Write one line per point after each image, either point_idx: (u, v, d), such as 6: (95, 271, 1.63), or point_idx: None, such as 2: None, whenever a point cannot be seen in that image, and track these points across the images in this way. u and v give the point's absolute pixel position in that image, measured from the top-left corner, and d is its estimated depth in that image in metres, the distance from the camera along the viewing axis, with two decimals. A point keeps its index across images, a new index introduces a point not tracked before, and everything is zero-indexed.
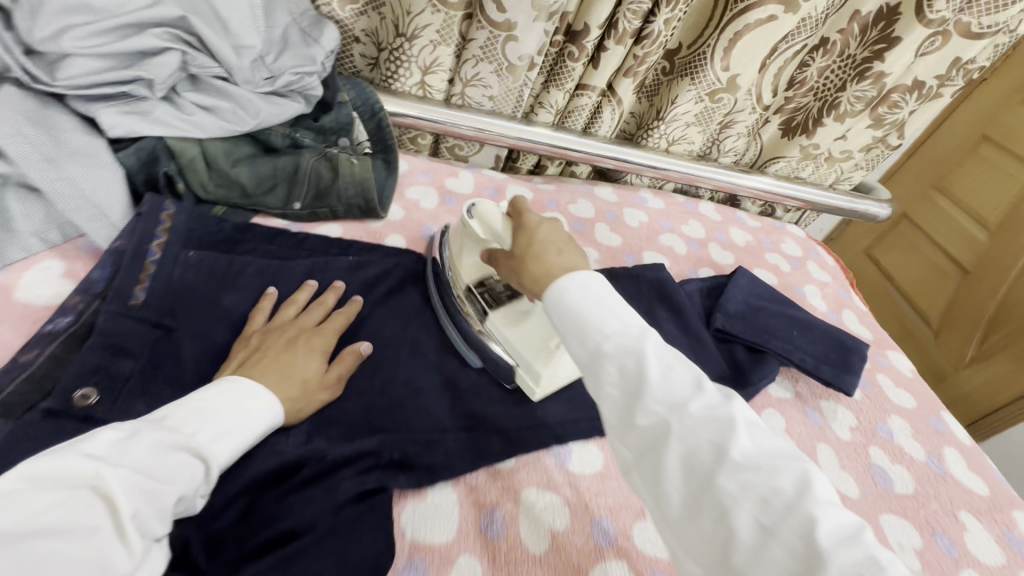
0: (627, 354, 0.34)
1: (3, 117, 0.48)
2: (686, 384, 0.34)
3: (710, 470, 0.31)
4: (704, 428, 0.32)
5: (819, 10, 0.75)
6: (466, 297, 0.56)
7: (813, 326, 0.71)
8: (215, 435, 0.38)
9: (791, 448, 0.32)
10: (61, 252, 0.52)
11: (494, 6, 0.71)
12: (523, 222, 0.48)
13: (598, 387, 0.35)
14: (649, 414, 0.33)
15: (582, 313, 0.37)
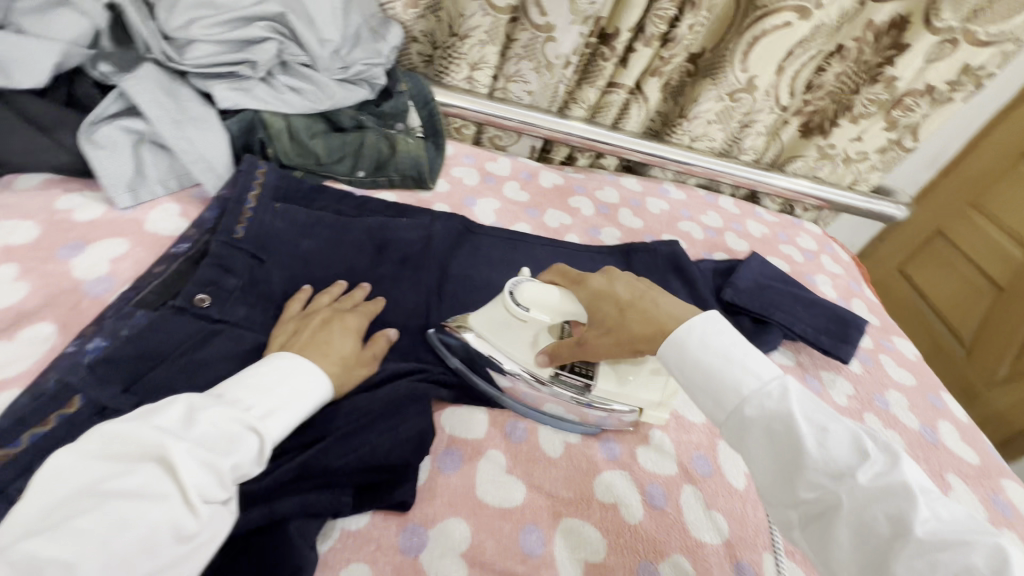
0: (773, 418, 0.39)
1: (146, 87, 0.61)
2: (846, 450, 0.37)
3: (889, 541, 0.33)
4: (876, 500, 0.34)
5: (832, 18, 0.83)
6: (558, 381, 0.54)
7: (816, 303, 0.78)
8: (270, 412, 0.40)
9: (975, 518, 0.33)
10: (177, 198, 0.64)
11: (537, 11, 0.82)
12: (597, 290, 0.51)
13: (748, 449, 0.40)
14: (812, 483, 0.36)
15: (717, 375, 0.42)
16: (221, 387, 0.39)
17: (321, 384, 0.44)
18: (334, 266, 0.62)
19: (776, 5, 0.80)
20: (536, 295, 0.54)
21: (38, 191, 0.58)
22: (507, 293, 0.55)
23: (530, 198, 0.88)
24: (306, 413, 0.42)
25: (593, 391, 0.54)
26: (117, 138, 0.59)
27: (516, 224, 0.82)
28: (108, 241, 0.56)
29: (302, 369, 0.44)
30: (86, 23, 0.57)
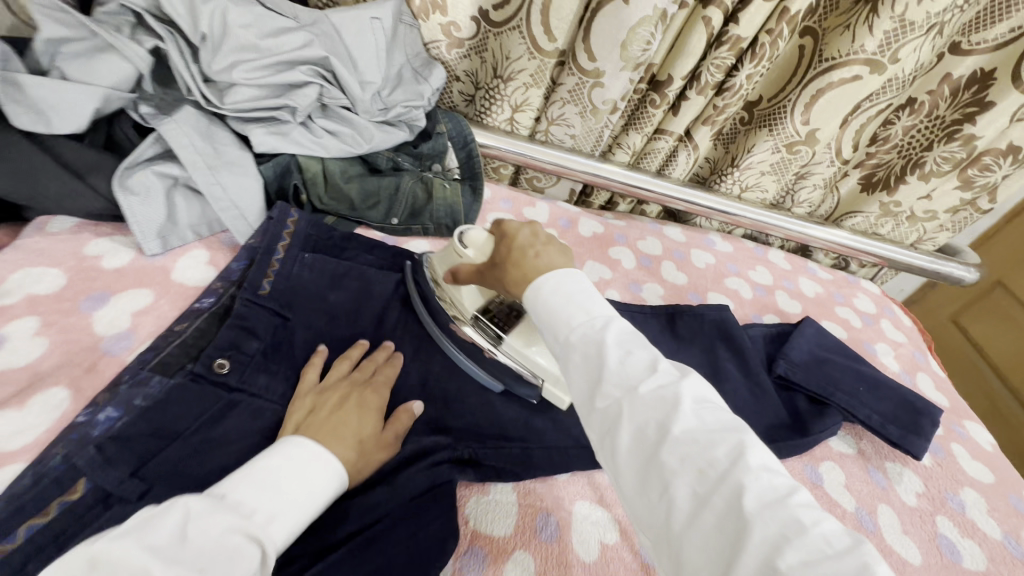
0: (587, 342, 0.35)
1: (183, 131, 0.59)
2: (640, 366, 0.34)
3: (654, 444, 0.31)
4: (651, 408, 0.32)
5: (907, 70, 0.76)
6: (476, 327, 0.58)
7: (882, 384, 0.70)
8: (275, 517, 0.36)
9: (734, 417, 0.33)
10: (207, 243, 0.62)
11: (586, 55, 0.78)
12: (505, 231, 0.49)
13: (565, 372, 0.36)
14: (606, 397, 0.34)
15: (552, 308, 0.38)
16: (226, 485, 0.36)
17: (336, 472, 0.41)
18: (360, 323, 0.59)
19: (845, 57, 0.74)
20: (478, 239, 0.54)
21: (69, 234, 0.57)
22: (459, 235, 0.56)
23: None
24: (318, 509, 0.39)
25: (502, 345, 0.57)
26: (150, 183, 0.57)
27: None
28: (133, 292, 0.54)
29: (313, 457, 0.40)
30: (129, 68, 0.57)
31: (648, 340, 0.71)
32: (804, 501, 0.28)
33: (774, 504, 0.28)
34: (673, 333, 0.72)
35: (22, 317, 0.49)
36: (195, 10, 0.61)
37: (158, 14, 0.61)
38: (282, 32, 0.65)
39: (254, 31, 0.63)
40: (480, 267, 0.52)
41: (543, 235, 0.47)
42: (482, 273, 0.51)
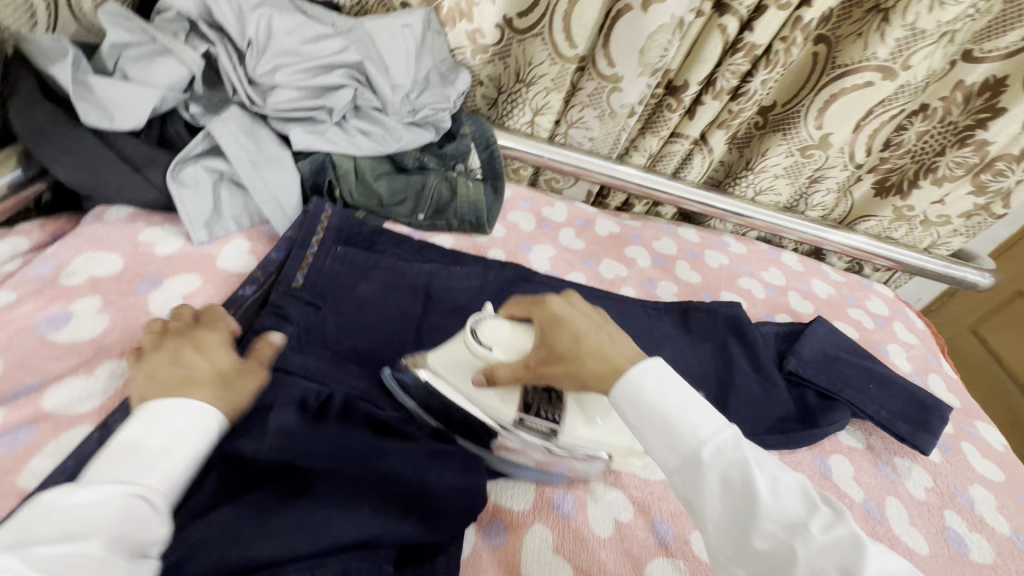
0: (729, 465, 0.38)
1: (229, 130, 0.63)
2: (794, 499, 0.37)
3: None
4: (828, 551, 0.34)
5: (918, 78, 0.78)
6: (520, 429, 0.52)
7: (892, 382, 0.72)
8: (112, 470, 0.40)
9: (907, 565, 0.34)
10: (248, 234, 0.66)
11: (605, 61, 0.81)
12: (555, 317, 0.50)
13: (699, 491, 0.38)
14: (765, 531, 0.36)
15: (670, 418, 0.41)
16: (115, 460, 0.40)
17: (186, 407, 0.44)
18: (387, 311, 0.62)
19: (857, 63, 0.77)
20: (500, 333, 0.53)
21: (124, 223, 0.61)
22: (472, 331, 0.54)
23: (586, 247, 0.86)
24: (196, 455, 0.44)
25: (558, 438, 0.52)
26: (200, 176, 0.62)
27: (570, 273, 0.81)
28: (182, 276, 0.59)
29: (168, 414, 0.44)
30: (184, 71, 0.61)
31: (661, 335, 0.73)
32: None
33: None
34: (686, 328, 0.75)
35: (85, 296, 0.54)
36: (243, 18, 0.66)
37: (210, 21, 0.67)
38: (320, 39, 0.70)
39: (296, 37, 0.68)
40: (531, 360, 0.50)
41: (585, 314, 0.50)
42: (535, 367, 0.50)
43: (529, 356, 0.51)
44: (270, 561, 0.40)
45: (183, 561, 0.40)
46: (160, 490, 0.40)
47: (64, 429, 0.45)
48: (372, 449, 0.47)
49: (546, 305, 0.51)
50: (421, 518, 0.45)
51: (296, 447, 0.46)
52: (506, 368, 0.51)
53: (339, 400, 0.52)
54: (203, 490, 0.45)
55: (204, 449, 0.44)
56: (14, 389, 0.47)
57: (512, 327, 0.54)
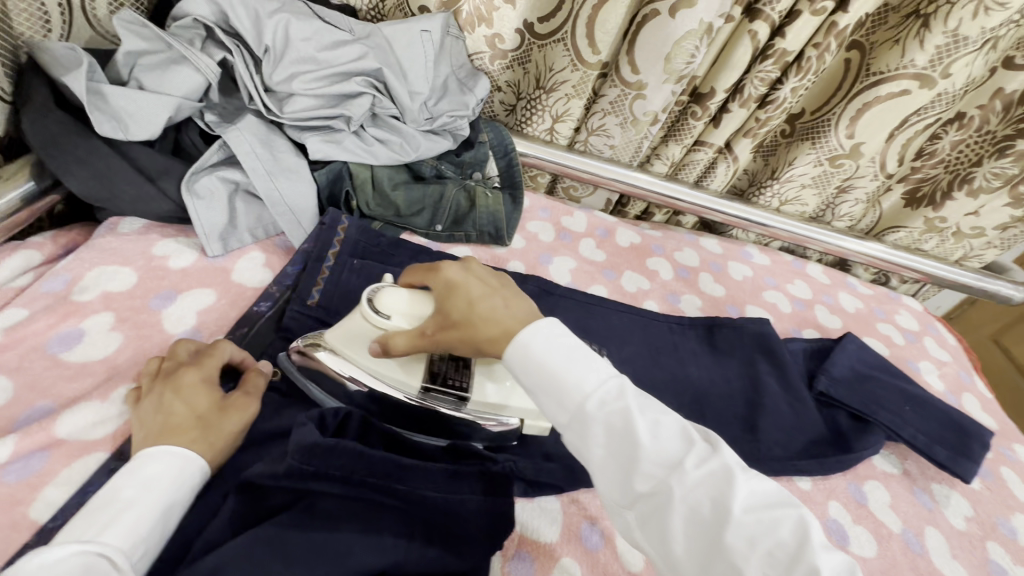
0: (612, 414, 0.38)
1: (246, 140, 0.61)
2: (674, 440, 0.37)
3: (714, 525, 0.34)
4: (702, 486, 0.35)
5: (956, 86, 0.75)
6: (428, 397, 0.53)
7: (928, 404, 0.68)
8: (79, 526, 0.36)
9: (776, 488, 0.36)
10: (264, 246, 0.65)
11: (629, 68, 0.79)
12: (448, 282, 0.47)
13: (585, 442, 0.38)
14: (647, 475, 0.36)
15: (556, 374, 0.40)
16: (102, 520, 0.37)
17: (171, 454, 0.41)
18: None
19: (893, 71, 0.74)
20: (398, 303, 0.50)
21: (138, 235, 0.60)
22: (368, 302, 0.51)
23: (607, 258, 0.84)
24: (173, 504, 0.39)
25: (468, 405, 0.53)
26: (215, 187, 0.60)
27: (592, 286, 0.79)
28: (196, 291, 0.57)
29: (144, 459, 0.40)
30: (200, 80, 0.59)
31: (686, 351, 0.71)
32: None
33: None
34: (712, 346, 0.72)
35: (98, 313, 0.52)
36: (260, 25, 0.64)
37: (226, 27, 0.65)
38: (338, 45, 0.68)
39: (313, 44, 0.66)
40: (428, 327, 0.48)
41: (482, 279, 0.47)
42: (432, 334, 0.47)
43: (427, 323, 0.48)
44: None
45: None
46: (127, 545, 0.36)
47: (76, 455, 0.44)
48: (392, 466, 0.44)
49: (440, 271, 0.48)
50: (446, 546, 0.42)
51: (313, 465, 0.42)
52: (404, 337, 0.49)
53: (357, 419, 0.49)
54: (220, 518, 0.42)
55: (183, 497, 0.40)
56: (26, 412, 0.45)
57: (410, 294, 0.51)
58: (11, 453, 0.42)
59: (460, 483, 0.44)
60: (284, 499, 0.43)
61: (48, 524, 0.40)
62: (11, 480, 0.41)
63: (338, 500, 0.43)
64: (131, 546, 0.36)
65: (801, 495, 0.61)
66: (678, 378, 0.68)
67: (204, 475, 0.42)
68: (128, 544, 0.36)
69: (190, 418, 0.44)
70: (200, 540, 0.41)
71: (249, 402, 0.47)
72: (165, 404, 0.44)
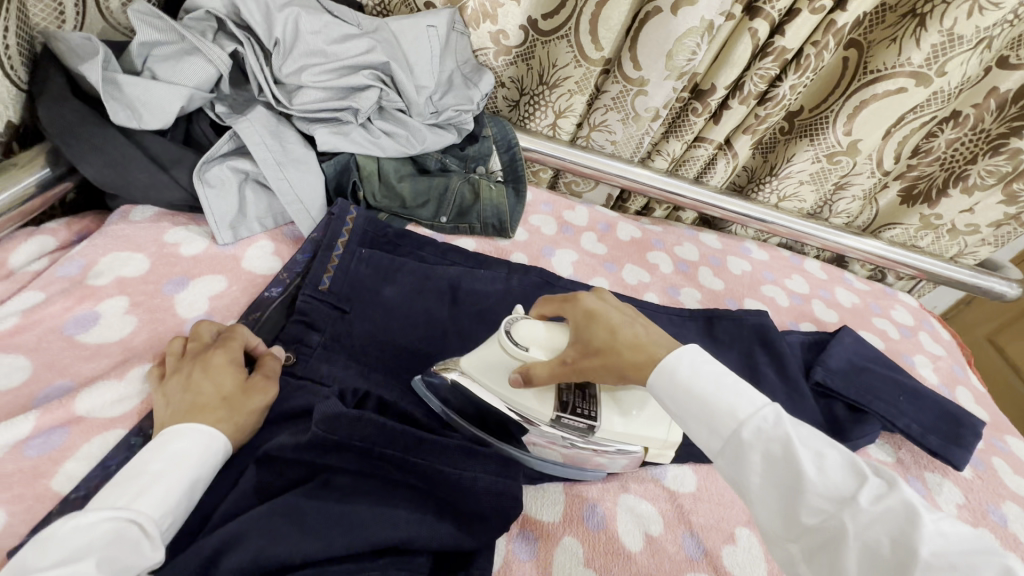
0: (771, 442, 0.36)
1: (256, 130, 0.62)
2: (842, 472, 0.34)
3: (897, 567, 0.30)
4: (878, 522, 0.31)
5: (952, 84, 0.76)
6: (558, 426, 0.50)
7: (921, 395, 0.70)
8: (114, 493, 0.38)
9: (972, 530, 0.31)
10: (272, 235, 0.66)
11: (631, 64, 0.80)
12: (586, 312, 0.48)
13: (742, 471, 0.37)
14: (812, 509, 0.33)
15: (707, 398, 0.39)
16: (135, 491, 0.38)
17: (197, 432, 0.42)
18: (412, 317, 0.61)
19: (890, 70, 0.75)
20: (533, 332, 0.51)
21: (150, 223, 0.61)
22: (504, 330, 0.52)
23: (608, 252, 0.85)
24: (198, 480, 0.41)
25: (596, 433, 0.50)
26: (226, 176, 0.61)
27: (593, 278, 0.80)
28: (208, 277, 0.59)
29: (172, 436, 0.42)
30: (211, 70, 0.61)
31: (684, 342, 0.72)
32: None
33: None
34: (711, 337, 0.73)
35: (112, 297, 0.53)
36: (271, 18, 0.65)
37: (237, 20, 0.66)
38: (346, 39, 0.69)
39: (322, 37, 0.67)
40: (570, 355, 0.48)
41: (617, 307, 0.49)
42: (576, 363, 0.48)
43: (568, 353, 0.48)
44: (304, 560, 0.39)
45: (223, 552, 0.39)
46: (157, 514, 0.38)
47: (95, 431, 0.45)
48: (412, 440, 0.45)
49: (578, 300, 0.49)
50: (456, 522, 0.43)
51: (338, 435, 0.44)
52: (544, 366, 0.49)
53: (375, 399, 0.53)
54: (241, 489, 0.43)
55: (207, 472, 0.42)
56: (44, 391, 0.46)
57: (546, 326, 0.51)
58: (32, 429, 0.43)
59: (470, 460, 0.45)
60: (301, 472, 0.45)
61: (70, 495, 0.41)
62: (32, 455, 0.42)
63: (352, 476, 0.44)
64: (160, 516, 0.38)
65: None
66: None
67: (225, 452, 0.44)
68: (158, 512, 0.38)
69: (216, 398, 0.45)
70: (221, 510, 0.42)
71: (268, 385, 0.48)
72: (192, 382, 0.46)
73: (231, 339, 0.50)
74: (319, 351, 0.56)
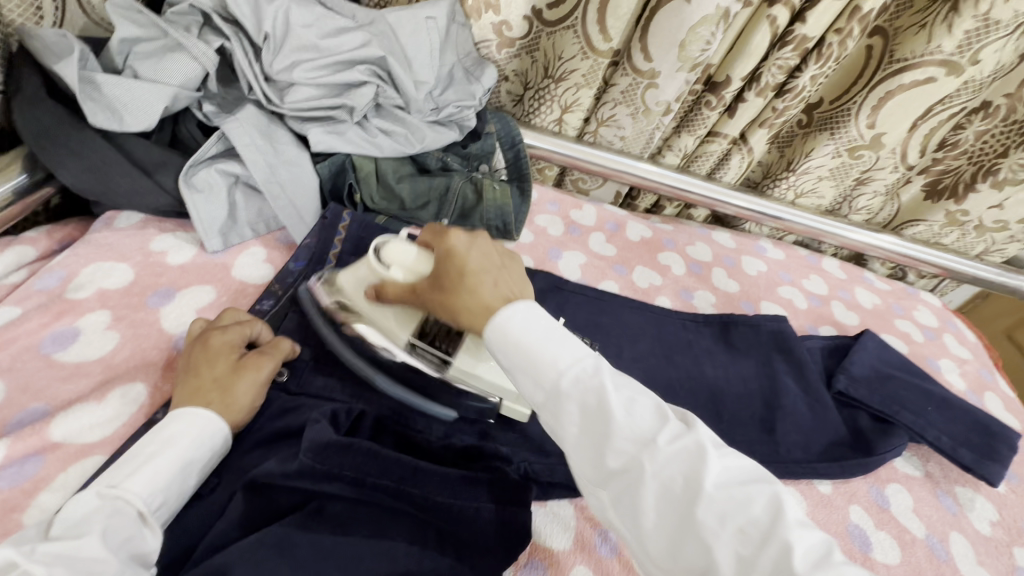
0: (586, 393, 0.36)
1: (246, 131, 0.59)
2: (648, 414, 0.35)
3: (686, 501, 0.32)
4: (675, 462, 0.33)
5: (984, 73, 0.72)
6: (413, 353, 0.51)
7: (951, 405, 0.66)
8: (110, 471, 0.38)
9: (751, 463, 0.34)
10: (264, 241, 0.63)
11: (641, 55, 0.76)
12: (448, 249, 0.46)
13: (558, 418, 0.36)
14: (620, 454, 0.34)
15: (533, 348, 0.38)
16: (126, 476, 0.37)
17: (191, 418, 0.41)
18: None
19: (917, 58, 0.71)
20: (404, 256, 0.49)
21: (136, 230, 0.58)
22: (375, 252, 0.50)
23: (617, 253, 0.82)
24: (192, 461, 0.40)
25: (449, 369, 0.51)
26: (214, 181, 0.58)
27: (602, 281, 0.76)
28: (196, 288, 0.56)
29: (167, 420, 0.41)
30: (197, 68, 0.57)
31: (700, 350, 0.68)
32: (842, 556, 0.30)
33: (822, 562, 0.29)
34: (727, 343, 0.70)
35: (93, 311, 0.51)
36: (260, 11, 0.61)
37: (225, 14, 0.63)
38: (341, 32, 0.66)
39: (315, 31, 0.64)
40: (419, 288, 0.47)
41: (483, 251, 0.46)
42: (421, 296, 0.47)
43: (418, 283, 0.48)
44: None
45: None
46: (149, 492, 0.37)
47: (73, 459, 0.42)
48: (408, 469, 0.42)
49: (444, 237, 0.46)
50: (459, 554, 0.40)
51: (326, 465, 0.40)
52: (400, 288, 0.49)
53: (370, 419, 0.49)
54: (227, 518, 0.39)
55: (204, 455, 0.41)
56: (19, 416, 0.44)
57: (419, 250, 0.49)
58: (5, 458, 0.41)
59: (468, 488, 0.42)
60: (296, 498, 0.41)
61: None
62: (4, 486, 0.39)
63: (348, 502, 0.41)
64: (152, 495, 0.37)
65: (820, 500, 0.58)
66: (692, 378, 0.65)
67: (225, 436, 0.43)
68: (152, 493, 0.37)
69: (208, 381, 0.44)
70: (205, 541, 0.39)
71: (263, 361, 0.47)
72: (193, 367, 0.45)
73: (242, 326, 0.49)
74: (313, 365, 0.53)
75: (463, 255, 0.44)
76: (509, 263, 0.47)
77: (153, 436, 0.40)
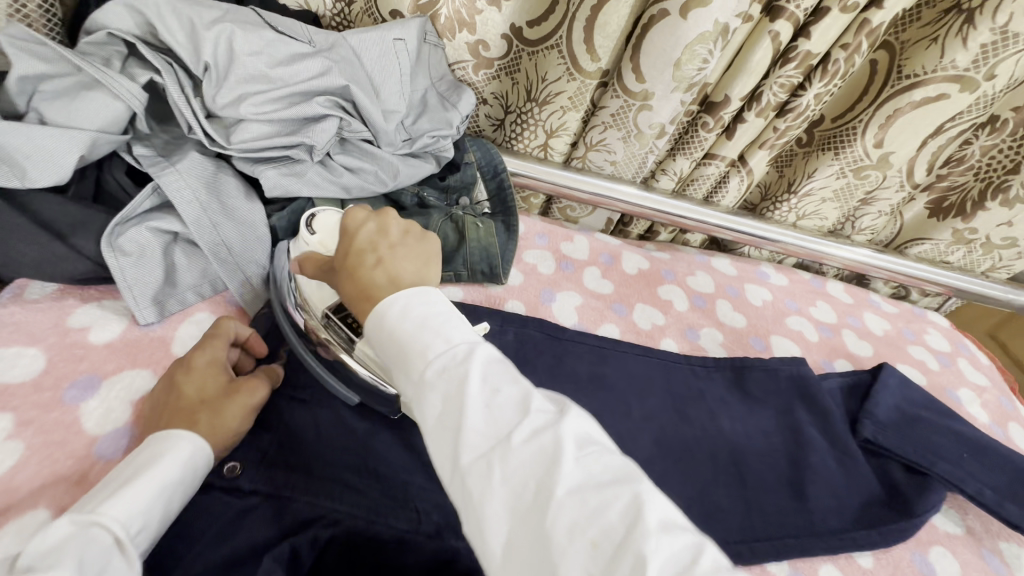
0: (449, 379, 0.33)
1: (186, 184, 0.50)
2: (508, 410, 0.32)
3: (535, 509, 0.29)
4: (529, 466, 0.30)
5: (997, 88, 0.67)
6: (328, 325, 0.50)
7: (988, 449, 0.60)
8: (81, 502, 0.35)
9: (621, 464, 0.31)
10: (212, 304, 0.54)
11: (633, 76, 0.69)
12: (344, 227, 0.47)
13: (421, 411, 0.33)
14: (471, 450, 0.31)
15: (403, 337, 0.36)
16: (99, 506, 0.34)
17: (174, 440, 0.39)
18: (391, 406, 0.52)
19: (929, 74, 0.66)
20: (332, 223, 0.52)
21: (51, 303, 0.48)
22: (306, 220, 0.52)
23: (615, 289, 0.75)
24: (171, 483, 0.37)
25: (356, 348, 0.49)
26: (147, 242, 0.48)
27: (603, 325, 0.69)
28: (128, 374, 0.47)
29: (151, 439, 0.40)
30: (121, 108, 0.48)
31: (714, 400, 0.62)
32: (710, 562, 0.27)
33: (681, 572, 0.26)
34: (743, 392, 0.63)
35: None
36: (197, 37, 0.52)
37: (155, 42, 0.53)
38: (296, 59, 0.56)
39: (263, 59, 0.55)
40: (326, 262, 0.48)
41: (380, 227, 0.47)
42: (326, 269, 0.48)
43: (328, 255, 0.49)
44: None
45: None
46: (127, 515, 0.34)
47: None
48: None
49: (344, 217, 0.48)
50: None
51: None
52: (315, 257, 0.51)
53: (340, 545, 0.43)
54: None
55: (182, 476, 0.38)
56: None
57: None
58: None
59: None
60: None
61: None
62: None
63: None
64: (131, 519, 0.34)
65: None
66: (709, 436, 0.58)
67: (208, 459, 0.41)
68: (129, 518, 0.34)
69: (197, 398, 0.43)
70: None
71: (257, 385, 0.46)
72: (175, 383, 0.44)
73: (216, 337, 0.48)
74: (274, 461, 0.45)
75: (352, 234, 0.46)
76: (419, 244, 0.46)
77: (127, 462, 0.38)
